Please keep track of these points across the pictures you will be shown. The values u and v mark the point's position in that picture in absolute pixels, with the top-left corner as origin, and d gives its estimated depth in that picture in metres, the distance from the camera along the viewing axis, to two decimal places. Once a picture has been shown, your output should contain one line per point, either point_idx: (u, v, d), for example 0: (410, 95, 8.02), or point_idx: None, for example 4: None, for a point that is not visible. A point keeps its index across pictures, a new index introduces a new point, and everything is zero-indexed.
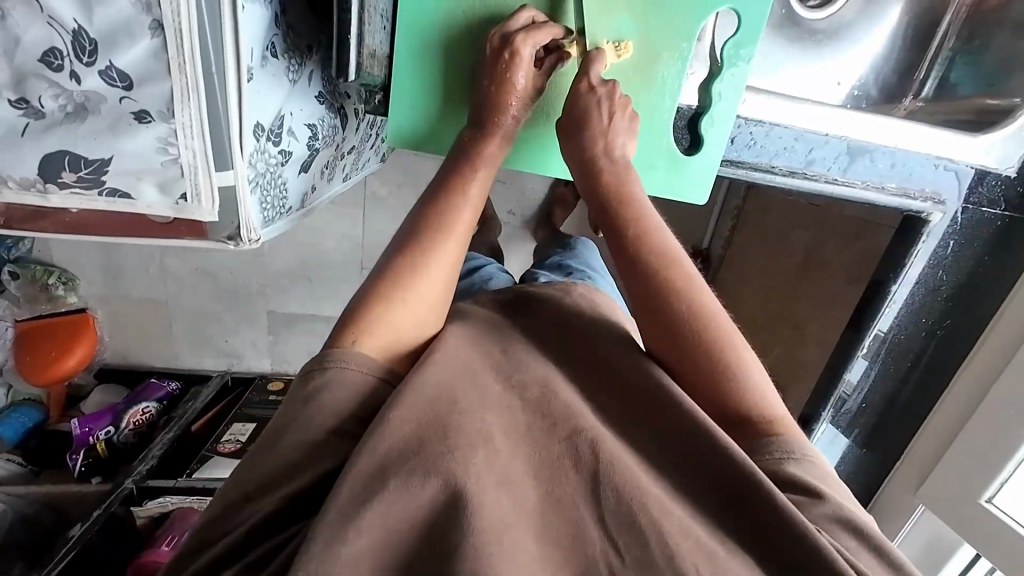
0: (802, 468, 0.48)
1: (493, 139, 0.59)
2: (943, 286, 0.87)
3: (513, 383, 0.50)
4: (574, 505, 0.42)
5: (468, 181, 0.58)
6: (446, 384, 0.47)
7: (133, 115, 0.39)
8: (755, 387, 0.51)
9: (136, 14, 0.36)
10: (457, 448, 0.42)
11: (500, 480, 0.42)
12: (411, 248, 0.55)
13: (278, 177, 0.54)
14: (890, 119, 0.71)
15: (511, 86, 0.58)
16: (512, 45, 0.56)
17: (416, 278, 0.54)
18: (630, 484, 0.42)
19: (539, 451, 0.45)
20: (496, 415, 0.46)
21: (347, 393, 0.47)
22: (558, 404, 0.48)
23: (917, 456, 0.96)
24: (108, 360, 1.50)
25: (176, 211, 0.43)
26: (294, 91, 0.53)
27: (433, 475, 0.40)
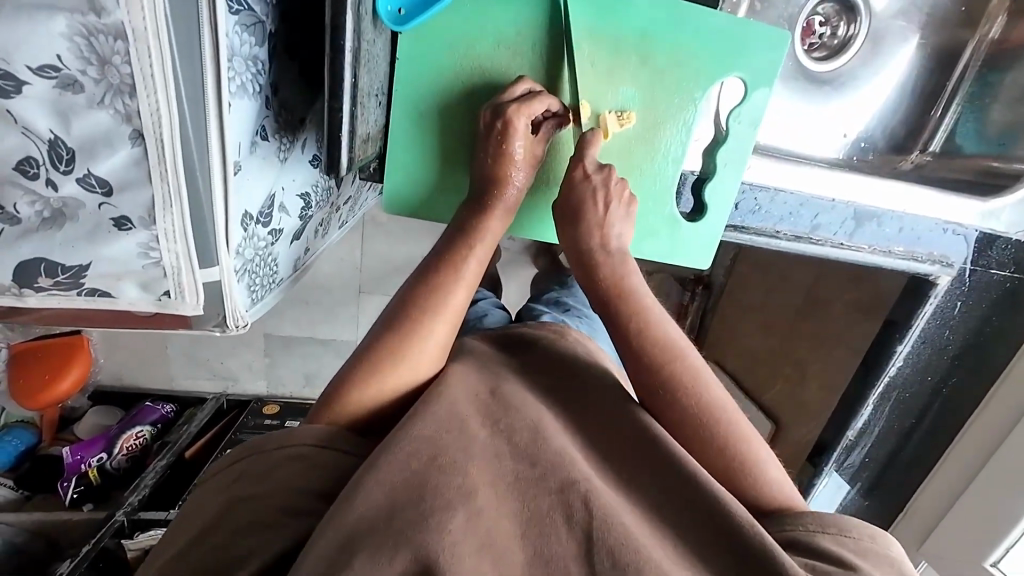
0: (839, 541, 0.44)
1: (493, 215, 0.57)
2: (950, 346, 0.85)
3: (502, 428, 0.48)
4: (562, 567, 0.39)
5: (464, 260, 0.56)
6: (432, 431, 0.45)
7: (113, 221, 0.37)
8: (770, 477, 0.50)
9: (116, 124, 0.34)
10: (434, 520, 0.39)
11: (482, 542, 0.39)
12: (400, 328, 0.53)
13: (269, 256, 0.52)
14: (898, 186, 0.69)
15: (508, 157, 0.56)
16: (505, 116, 0.54)
17: (407, 359, 0.52)
18: (627, 546, 0.39)
19: (521, 500, 0.42)
20: (481, 467, 0.44)
21: (314, 468, 0.45)
22: (547, 453, 0.45)
23: (921, 507, 0.94)
24: (104, 380, 1.45)
25: (158, 307, 0.42)
26: (286, 168, 0.51)
27: (402, 548, 0.38)
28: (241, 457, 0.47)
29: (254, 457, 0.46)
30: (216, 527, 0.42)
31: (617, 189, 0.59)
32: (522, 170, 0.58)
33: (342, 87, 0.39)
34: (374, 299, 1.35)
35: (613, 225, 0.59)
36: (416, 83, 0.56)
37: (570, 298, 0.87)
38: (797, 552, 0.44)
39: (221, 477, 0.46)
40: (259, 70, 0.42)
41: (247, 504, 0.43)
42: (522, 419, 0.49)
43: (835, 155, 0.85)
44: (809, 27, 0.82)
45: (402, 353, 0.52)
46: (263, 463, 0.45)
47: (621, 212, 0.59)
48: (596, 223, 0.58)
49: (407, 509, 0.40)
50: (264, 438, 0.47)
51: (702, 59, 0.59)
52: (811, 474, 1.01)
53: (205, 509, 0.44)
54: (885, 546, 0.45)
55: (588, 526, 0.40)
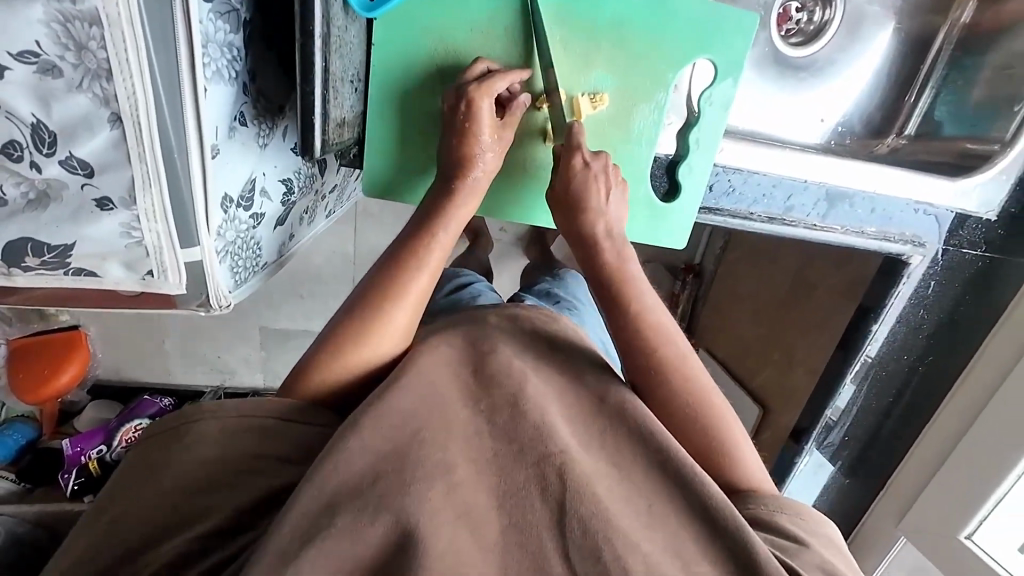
0: (794, 522, 0.49)
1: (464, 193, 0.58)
2: (925, 324, 0.87)
3: (483, 404, 0.50)
4: (535, 534, 0.43)
5: (428, 248, 0.57)
6: (409, 408, 0.48)
7: (95, 202, 0.39)
8: (746, 463, 0.53)
9: (94, 107, 0.36)
10: (413, 483, 0.43)
11: (459, 512, 0.42)
12: (360, 317, 0.54)
13: (251, 239, 0.54)
14: (870, 166, 0.71)
15: (472, 137, 0.57)
16: (467, 95, 0.55)
17: (366, 347, 0.54)
18: (596, 513, 0.43)
19: (502, 474, 0.45)
20: (460, 443, 0.46)
21: (276, 438, 0.48)
22: (527, 426, 0.48)
23: (902, 487, 0.96)
24: (102, 374, 1.46)
25: (143, 286, 0.44)
26: (266, 153, 0.53)
27: (383, 513, 0.41)
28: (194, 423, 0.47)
29: (209, 424, 0.47)
30: (186, 480, 0.45)
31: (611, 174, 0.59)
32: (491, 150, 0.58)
33: (313, 73, 0.40)
34: None
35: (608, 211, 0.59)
36: (395, 68, 0.57)
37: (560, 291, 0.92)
38: (758, 528, 0.49)
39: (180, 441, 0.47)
40: (234, 56, 0.44)
41: (212, 465, 0.46)
42: (502, 392, 0.51)
43: (817, 141, 0.87)
44: (785, 13, 0.84)
45: (364, 341, 0.54)
46: (212, 432, 0.47)
47: (620, 195, 0.60)
48: (596, 211, 0.58)
49: (388, 477, 0.43)
50: (213, 405, 0.48)
51: (673, 42, 0.60)
52: (793, 450, 1.01)
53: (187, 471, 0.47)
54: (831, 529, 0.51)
55: (562, 496, 0.44)
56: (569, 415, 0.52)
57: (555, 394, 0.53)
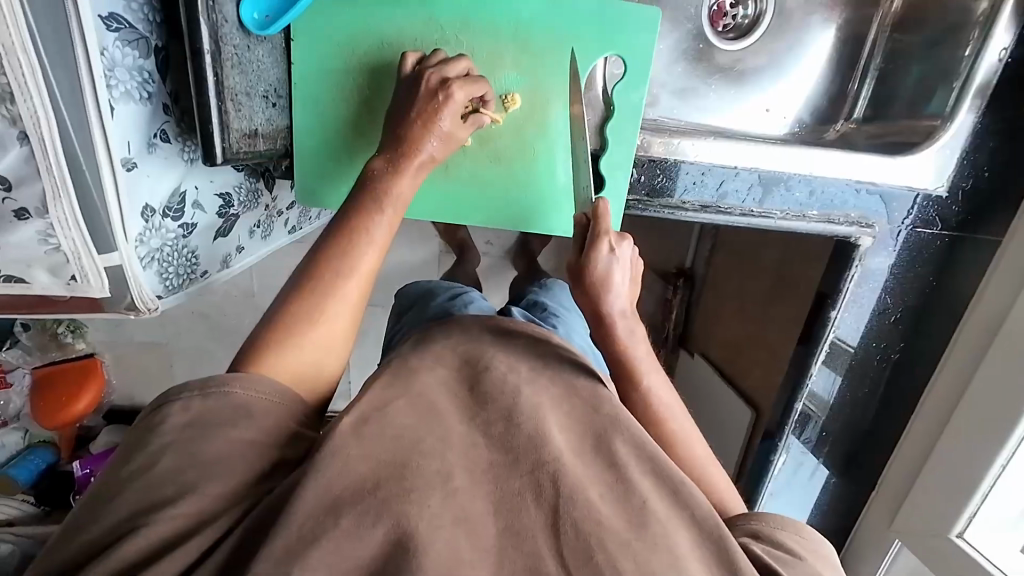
0: (796, 539, 0.53)
1: (385, 202, 0.55)
2: (891, 309, 0.83)
3: (479, 421, 0.52)
4: (530, 536, 0.45)
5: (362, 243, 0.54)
6: (410, 422, 0.50)
7: (14, 213, 0.43)
8: (722, 494, 0.61)
9: (4, 128, 0.40)
10: (414, 488, 0.44)
11: (457, 516, 0.44)
12: (271, 336, 0.50)
13: (184, 248, 0.58)
14: (803, 149, 0.71)
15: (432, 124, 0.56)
16: (447, 88, 0.56)
17: (288, 354, 0.51)
18: (587, 518, 0.46)
19: (498, 484, 0.47)
20: (458, 453, 0.48)
21: (260, 425, 0.46)
22: (522, 436, 0.50)
23: (891, 484, 0.90)
24: (116, 400, 1.51)
25: (69, 290, 0.48)
26: (195, 168, 0.57)
27: (384, 516, 0.43)
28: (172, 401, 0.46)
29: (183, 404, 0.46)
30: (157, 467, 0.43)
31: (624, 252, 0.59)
32: (435, 144, 0.57)
33: (205, 87, 0.45)
34: None
35: (617, 285, 0.58)
36: (312, 87, 0.61)
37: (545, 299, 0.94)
38: (760, 542, 0.52)
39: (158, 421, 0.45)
40: (146, 79, 0.49)
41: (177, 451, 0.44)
42: (497, 409, 0.53)
43: (781, 135, 0.86)
44: (719, 9, 0.85)
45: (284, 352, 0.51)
46: (182, 414, 0.45)
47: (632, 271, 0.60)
48: (613, 290, 0.58)
49: (389, 483, 0.45)
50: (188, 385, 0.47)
51: (577, 41, 0.62)
52: (769, 448, 0.95)
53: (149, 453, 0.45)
54: (828, 549, 0.55)
55: (557, 504, 0.46)
56: (571, 430, 0.53)
57: (554, 409, 0.55)
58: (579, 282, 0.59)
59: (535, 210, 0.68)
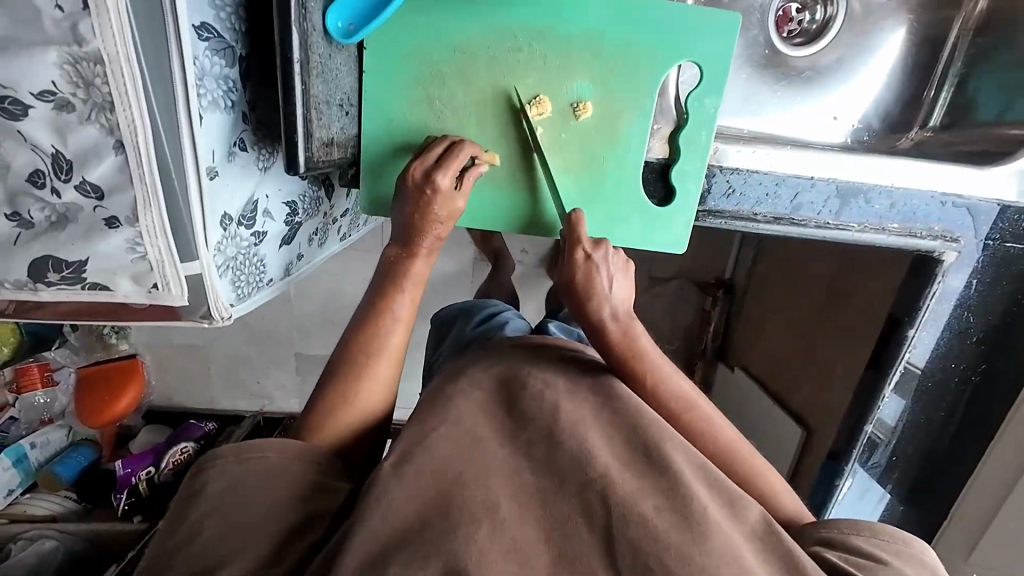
0: (872, 542, 0.52)
1: (416, 258, 0.57)
2: (972, 330, 0.78)
3: (520, 443, 0.53)
4: (586, 564, 0.44)
5: (398, 295, 0.57)
6: (450, 452, 0.51)
7: (105, 221, 0.43)
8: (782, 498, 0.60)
9: (102, 137, 0.40)
10: (462, 522, 0.45)
11: (507, 549, 0.44)
12: (321, 403, 0.55)
13: (255, 256, 0.58)
14: (882, 160, 0.68)
15: (433, 217, 0.56)
16: (430, 180, 0.55)
17: (343, 402, 0.54)
18: (647, 537, 0.45)
19: (546, 510, 0.47)
20: (502, 481, 0.49)
21: (298, 481, 0.48)
22: (565, 457, 0.50)
23: (970, 510, 0.85)
24: (155, 400, 1.54)
25: (150, 299, 0.47)
26: (267, 176, 0.57)
27: (433, 559, 0.42)
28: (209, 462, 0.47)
29: (219, 465, 0.46)
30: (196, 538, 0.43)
31: (612, 260, 0.61)
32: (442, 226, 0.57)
33: (292, 93, 0.44)
34: None
35: (613, 291, 0.60)
36: (382, 94, 0.60)
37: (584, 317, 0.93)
38: (834, 549, 0.51)
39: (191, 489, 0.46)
40: (230, 88, 0.48)
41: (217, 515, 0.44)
42: (534, 432, 0.53)
43: (838, 141, 0.83)
44: (784, 15, 0.82)
45: (336, 400, 0.54)
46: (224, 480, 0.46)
47: (623, 279, 0.61)
48: (602, 295, 0.59)
49: (435, 522, 0.45)
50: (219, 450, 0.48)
51: (652, 47, 0.60)
52: (833, 470, 0.90)
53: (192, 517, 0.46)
54: (918, 550, 0.53)
55: (609, 529, 0.46)
56: (618, 445, 0.53)
57: (600, 428, 0.54)
58: (572, 296, 0.60)
59: (601, 220, 0.65)
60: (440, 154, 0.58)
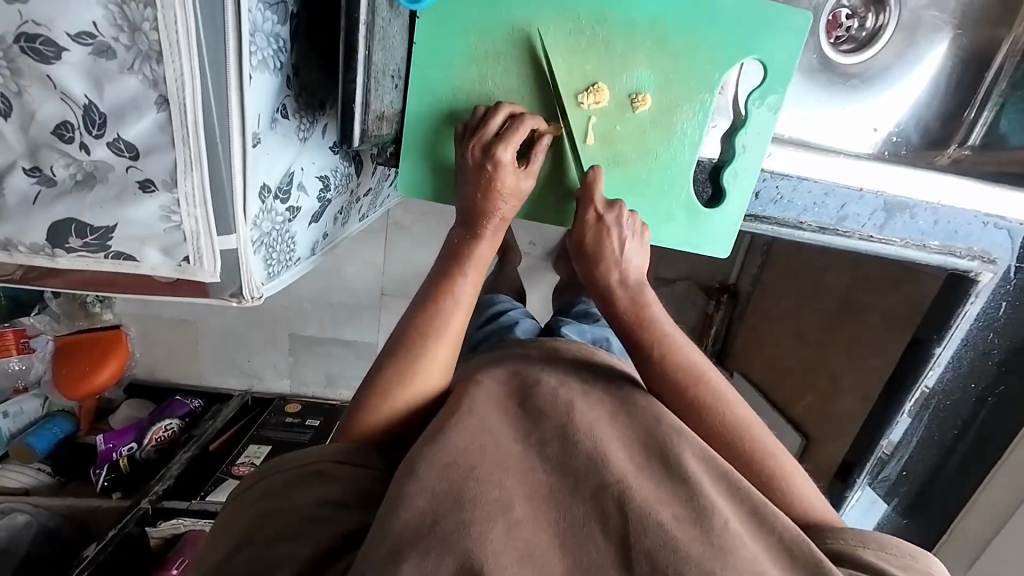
0: (880, 556, 0.45)
1: (482, 240, 0.56)
2: (994, 351, 0.79)
3: (533, 439, 0.47)
4: (598, 567, 0.39)
5: (456, 283, 0.55)
6: (464, 445, 0.45)
7: (139, 184, 0.39)
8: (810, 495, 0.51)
9: (143, 90, 0.36)
10: (473, 521, 0.40)
11: (522, 554, 0.39)
12: (372, 390, 0.52)
13: (286, 233, 0.54)
14: (922, 177, 0.69)
15: (496, 193, 0.55)
16: (492, 155, 0.54)
17: (400, 399, 0.52)
18: (665, 549, 0.39)
19: (563, 514, 0.42)
20: (516, 479, 0.43)
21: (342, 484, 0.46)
22: (581, 459, 0.45)
23: (969, 529, 0.87)
24: (139, 374, 1.46)
25: (178, 273, 0.43)
26: (305, 148, 0.53)
27: (447, 557, 0.38)
28: (254, 481, 0.48)
29: (262, 483, 0.47)
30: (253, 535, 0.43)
31: (630, 223, 0.57)
32: (508, 203, 0.56)
33: (355, 58, 0.41)
34: (396, 301, 1.33)
35: (630, 260, 0.57)
36: (433, 72, 0.57)
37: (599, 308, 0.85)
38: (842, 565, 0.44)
39: (248, 494, 0.47)
40: (280, 47, 0.45)
41: (275, 516, 0.44)
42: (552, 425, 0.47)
43: (868, 152, 0.82)
44: (835, 20, 0.80)
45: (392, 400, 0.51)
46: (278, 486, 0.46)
47: (636, 245, 0.57)
48: (612, 259, 0.56)
49: (448, 518, 0.40)
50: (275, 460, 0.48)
51: (717, 40, 0.58)
52: (841, 486, 0.93)
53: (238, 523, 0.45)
54: (924, 563, 0.46)
55: (625, 537, 0.40)
56: (629, 445, 0.47)
57: (608, 427, 0.49)
58: (581, 257, 0.58)
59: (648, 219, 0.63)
60: (501, 125, 0.55)
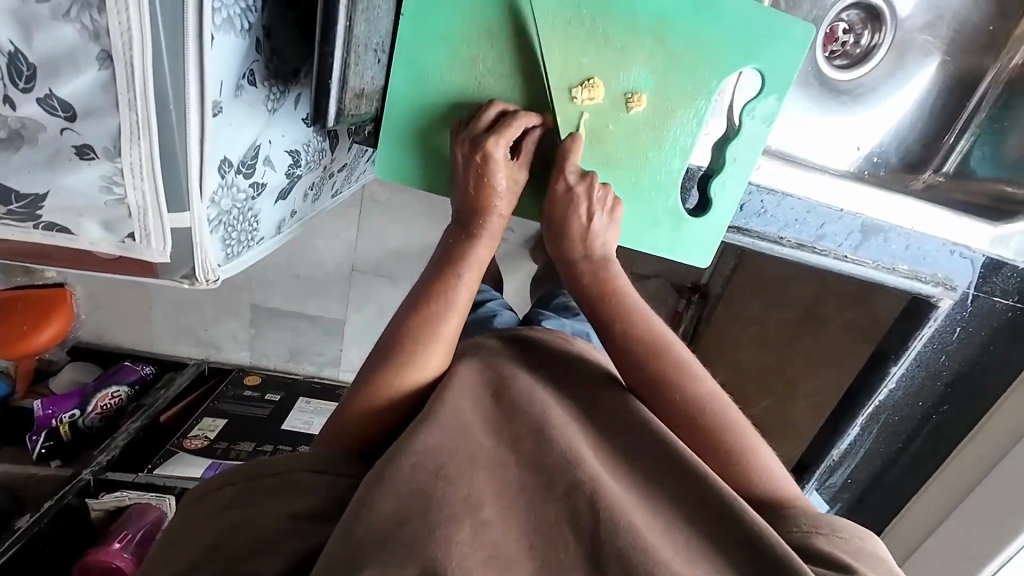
0: (865, 559, 0.43)
1: (478, 242, 0.56)
2: (943, 371, 0.82)
3: (507, 435, 0.46)
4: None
5: (451, 288, 0.54)
6: (439, 441, 0.43)
7: (75, 149, 0.35)
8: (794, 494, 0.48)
9: (82, 42, 0.32)
10: (441, 521, 0.38)
11: (489, 556, 0.37)
12: (357, 393, 0.50)
13: (249, 211, 0.49)
14: (902, 201, 0.70)
15: (491, 188, 0.54)
16: (483, 147, 0.53)
17: (384, 404, 0.50)
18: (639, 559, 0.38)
19: (534, 512, 0.41)
20: (488, 473, 0.42)
21: (318, 493, 0.44)
22: (554, 455, 0.44)
23: (901, 534, 0.91)
24: (84, 336, 1.37)
25: (122, 250, 0.39)
26: (274, 120, 0.49)
27: (410, 560, 0.36)
28: (224, 485, 0.45)
29: (235, 487, 0.45)
30: (221, 547, 0.41)
31: (601, 197, 0.56)
32: (502, 199, 0.55)
33: (335, 29, 0.38)
34: (367, 279, 1.28)
35: (596, 235, 0.56)
36: (421, 50, 0.55)
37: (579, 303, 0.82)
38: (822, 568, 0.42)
39: (209, 501, 0.44)
40: (248, 7, 0.40)
41: (242, 528, 0.42)
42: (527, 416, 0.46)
43: (849, 169, 0.83)
44: (831, 33, 0.80)
45: (381, 399, 0.50)
46: (250, 495, 0.44)
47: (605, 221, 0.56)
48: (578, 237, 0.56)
49: (417, 520, 0.38)
50: (241, 467, 0.46)
51: (719, 46, 0.56)
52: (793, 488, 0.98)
53: (199, 533, 0.43)
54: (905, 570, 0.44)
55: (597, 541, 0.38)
56: (602, 448, 0.47)
57: (583, 431, 0.49)
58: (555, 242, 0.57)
59: (634, 224, 0.62)
60: (495, 118, 0.54)
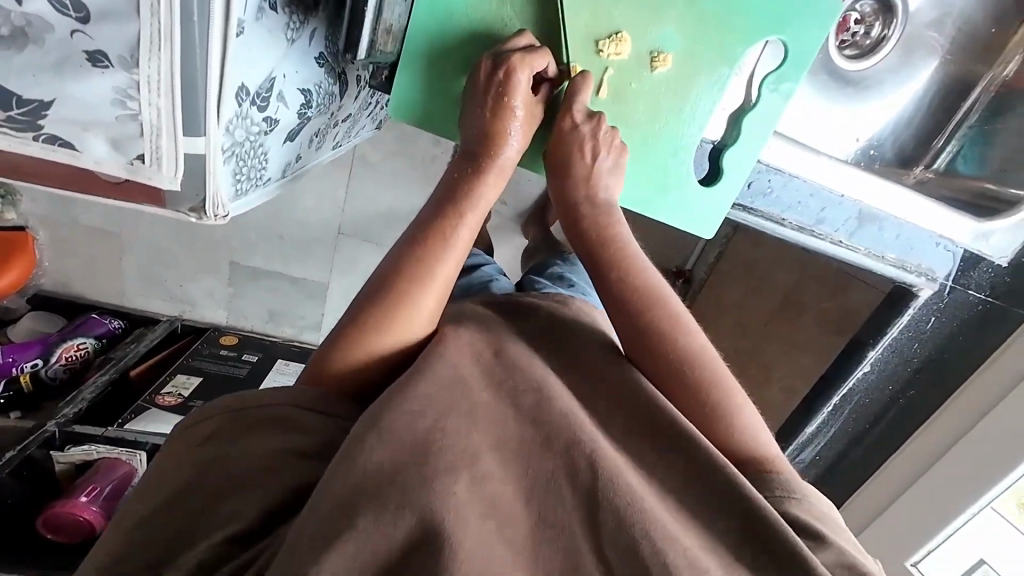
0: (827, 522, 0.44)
1: (484, 184, 0.53)
2: (914, 358, 0.88)
3: (504, 390, 0.44)
4: (567, 523, 0.39)
5: (453, 230, 0.51)
6: (434, 393, 0.42)
7: (88, 56, 0.33)
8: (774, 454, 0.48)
9: None
10: (435, 472, 0.38)
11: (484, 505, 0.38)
12: (344, 337, 0.47)
13: (259, 146, 0.47)
14: (901, 190, 0.72)
15: (507, 113, 0.53)
16: (507, 64, 0.51)
17: (377, 348, 0.48)
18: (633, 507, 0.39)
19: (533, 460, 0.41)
20: (484, 429, 0.41)
21: (304, 437, 0.43)
22: (555, 410, 0.43)
23: (856, 507, 0.97)
24: (46, 285, 1.29)
25: (130, 173, 0.37)
26: (291, 52, 0.47)
27: (405, 514, 0.36)
28: (208, 416, 0.43)
29: (222, 421, 0.43)
30: (207, 480, 0.41)
31: (609, 139, 0.56)
32: (519, 131, 0.54)
33: None
34: (355, 241, 1.25)
35: (600, 175, 0.56)
36: None
37: (574, 274, 0.80)
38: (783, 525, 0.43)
39: (188, 438, 0.43)
40: None
41: (228, 463, 0.41)
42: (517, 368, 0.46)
43: (846, 157, 0.85)
44: (843, 23, 0.82)
45: (374, 344, 0.47)
46: (237, 426, 0.43)
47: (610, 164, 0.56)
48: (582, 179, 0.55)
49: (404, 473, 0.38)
50: (222, 403, 0.44)
51: (750, 14, 0.56)
52: None
53: (179, 466, 0.41)
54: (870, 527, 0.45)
55: (592, 491, 0.39)
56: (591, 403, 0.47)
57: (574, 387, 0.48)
58: (570, 183, 0.56)
59: (644, 188, 0.62)
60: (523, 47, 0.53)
